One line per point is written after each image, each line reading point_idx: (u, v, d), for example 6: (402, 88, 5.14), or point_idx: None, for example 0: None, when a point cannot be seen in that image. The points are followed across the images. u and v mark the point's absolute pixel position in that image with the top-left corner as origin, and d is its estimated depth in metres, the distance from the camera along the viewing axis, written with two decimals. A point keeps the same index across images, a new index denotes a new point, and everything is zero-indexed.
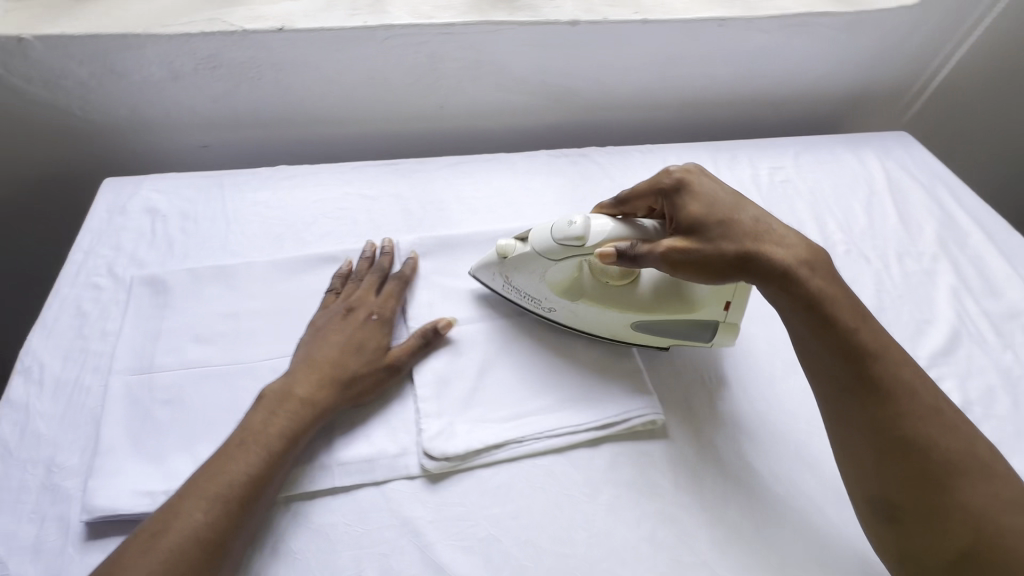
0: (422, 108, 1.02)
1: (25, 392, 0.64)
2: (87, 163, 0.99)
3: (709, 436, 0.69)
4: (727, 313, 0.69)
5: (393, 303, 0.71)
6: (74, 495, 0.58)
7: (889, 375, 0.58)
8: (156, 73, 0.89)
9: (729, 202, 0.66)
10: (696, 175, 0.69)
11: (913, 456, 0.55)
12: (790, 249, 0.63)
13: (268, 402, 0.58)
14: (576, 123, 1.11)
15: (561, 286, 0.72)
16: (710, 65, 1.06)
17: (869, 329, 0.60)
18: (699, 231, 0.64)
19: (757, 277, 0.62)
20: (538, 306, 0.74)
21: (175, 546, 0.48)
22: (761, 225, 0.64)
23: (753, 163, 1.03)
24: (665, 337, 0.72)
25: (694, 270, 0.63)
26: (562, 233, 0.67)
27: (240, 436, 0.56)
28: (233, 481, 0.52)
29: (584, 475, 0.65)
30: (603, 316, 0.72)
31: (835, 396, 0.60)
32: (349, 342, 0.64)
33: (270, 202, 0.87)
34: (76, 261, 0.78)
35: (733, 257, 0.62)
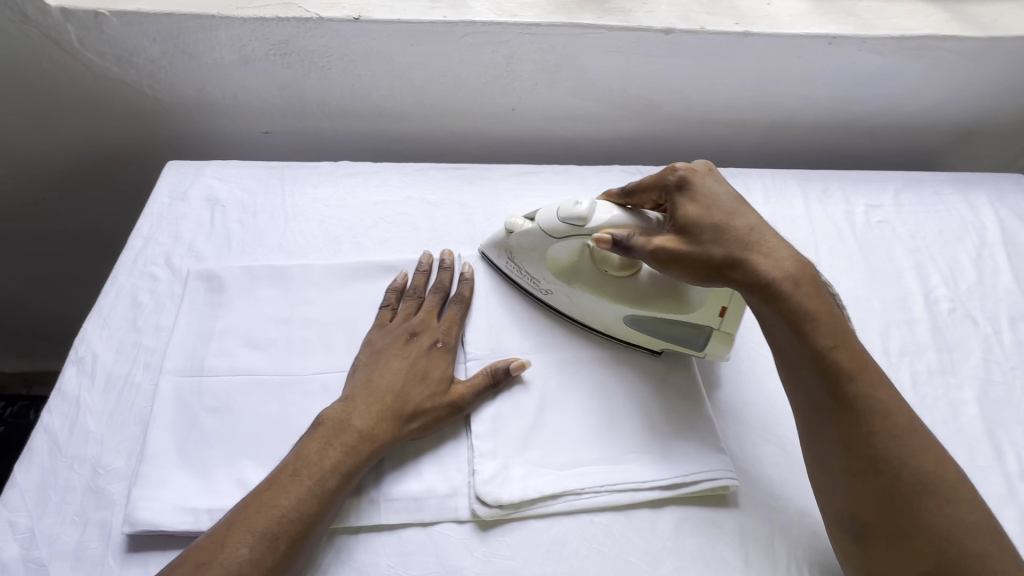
0: (492, 110, 0.96)
1: (77, 384, 0.63)
2: (152, 141, 0.98)
3: (784, 510, 0.62)
4: (722, 321, 0.66)
5: (457, 329, 0.68)
6: (117, 501, 0.56)
7: (863, 394, 0.54)
8: (227, 57, 0.86)
9: (726, 207, 0.63)
10: (701, 175, 0.65)
11: (882, 475, 0.52)
12: (778, 260, 0.59)
13: (325, 430, 0.57)
14: (653, 136, 1.03)
15: (559, 266, 0.70)
16: (810, 85, 0.97)
17: (849, 348, 0.56)
18: (689, 234, 0.61)
19: (740, 285, 0.59)
20: (537, 288, 0.73)
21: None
22: (753, 231, 0.60)
23: (847, 198, 0.94)
24: (656, 339, 0.69)
25: (681, 270, 0.61)
26: (567, 213, 0.65)
27: (293, 465, 0.54)
28: (284, 517, 0.50)
29: (644, 540, 0.59)
30: (596, 304, 0.69)
31: (808, 411, 0.57)
32: (411, 372, 0.62)
33: (330, 200, 0.84)
34: (135, 248, 0.76)
35: (720, 263, 0.60)
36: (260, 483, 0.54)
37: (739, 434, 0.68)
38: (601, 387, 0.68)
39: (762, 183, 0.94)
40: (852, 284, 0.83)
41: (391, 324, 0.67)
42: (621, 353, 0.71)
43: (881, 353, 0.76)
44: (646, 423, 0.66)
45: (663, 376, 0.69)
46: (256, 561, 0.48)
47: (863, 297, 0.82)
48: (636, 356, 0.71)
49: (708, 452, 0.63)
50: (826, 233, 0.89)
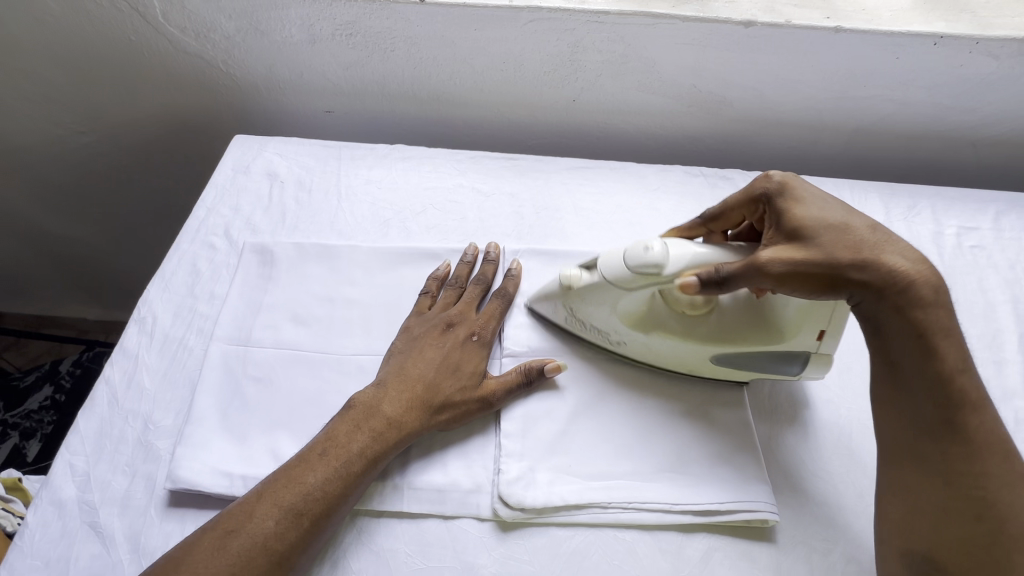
0: (551, 99, 0.93)
1: (138, 342, 0.68)
2: (223, 115, 1.03)
3: (828, 554, 0.57)
4: (820, 342, 0.61)
5: (494, 324, 0.67)
6: (163, 457, 0.60)
7: (982, 432, 0.50)
8: (296, 36, 0.88)
9: (841, 208, 0.56)
10: (800, 180, 0.60)
11: (985, 519, 0.48)
12: (913, 264, 0.52)
13: (356, 413, 0.57)
14: (719, 135, 0.97)
15: (633, 317, 0.63)
16: (906, 90, 0.87)
17: (972, 376, 0.51)
18: (806, 236, 0.54)
19: (868, 291, 0.52)
20: (604, 339, 0.66)
21: (245, 550, 0.48)
22: (880, 237, 0.53)
23: (937, 217, 0.84)
24: (747, 372, 0.64)
25: (801, 283, 0.53)
26: (637, 262, 0.57)
27: (322, 444, 0.55)
28: (310, 495, 0.52)
29: (670, 564, 0.56)
30: (684, 349, 0.63)
31: (909, 439, 0.51)
32: (443, 363, 0.62)
33: (382, 182, 0.84)
34: (198, 217, 0.80)
35: (846, 266, 0.52)
36: (291, 458, 0.56)
37: (784, 465, 0.63)
38: (639, 398, 0.65)
39: (838, 195, 0.87)
40: None
41: (430, 313, 0.67)
42: (664, 366, 0.67)
43: None
44: (683, 441, 0.62)
45: (706, 394, 0.65)
46: (280, 534, 0.50)
47: None
48: (680, 370, 0.67)
49: (749, 481, 0.59)
50: None
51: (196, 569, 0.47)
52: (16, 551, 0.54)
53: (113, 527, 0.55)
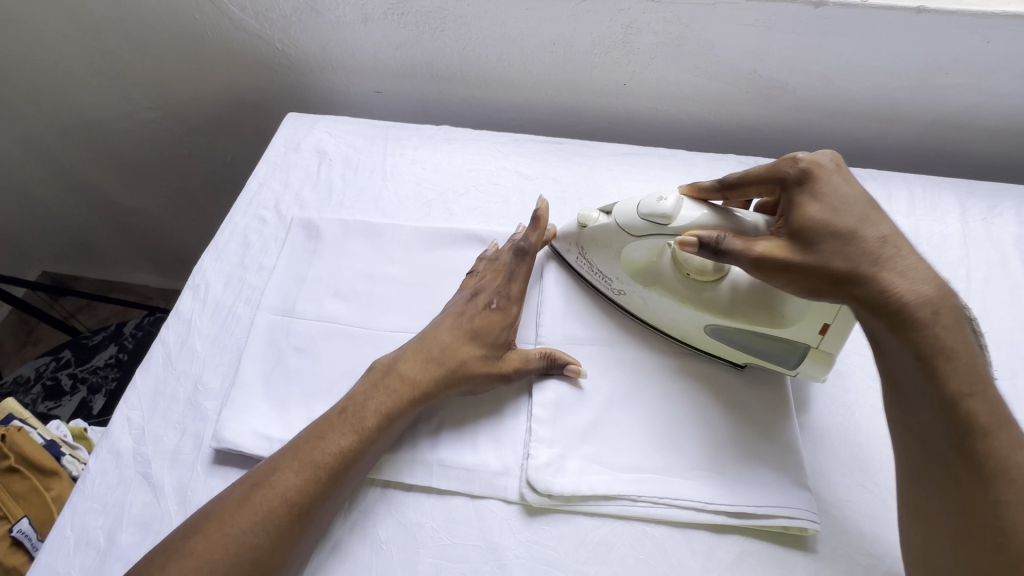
0: (601, 83, 0.91)
1: (191, 307, 0.71)
2: (278, 93, 1.06)
3: (873, 569, 0.54)
4: (824, 339, 0.58)
5: (518, 286, 0.65)
6: (210, 417, 0.63)
7: (1000, 457, 0.45)
8: (349, 15, 0.89)
9: (857, 212, 0.53)
10: (828, 171, 0.56)
11: (1006, 550, 0.43)
12: (914, 283, 0.49)
13: (375, 374, 0.60)
14: (778, 125, 0.92)
15: (635, 269, 0.65)
16: (997, 78, 0.79)
17: (987, 398, 0.46)
18: (806, 237, 0.52)
19: (859, 306, 0.50)
20: (607, 286, 0.68)
21: (268, 502, 0.51)
22: (886, 249, 0.50)
23: (1021, 219, 0.77)
24: (739, 352, 0.62)
25: (789, 283, 0.53)
26: (648, 209, 0.60)
27: (342, 406, 0.57)
28: (327, 451, 0.54)
29: (698, 563, 0.55)
30: (678, 312, 0.63)
31: (920, 460, 0.48)
32: (461, 329, 0.62)
33: (426, 163, 0.85)
34: (251, 191, 0.83)
35: (839, 276, 0.50)
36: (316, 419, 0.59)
37: (829, 473, 0.60)
38: (676, 393, 0.63)
39: (908, 191, 0.81)
40: (1009, 323, 0.69)
41: (463, 287, 0.68)
42: (704, 362, 0.65)
43: None
44: (721, 440, 0.60)
45: (748, 393, 0.63)
46: (299, 489, 0.52)
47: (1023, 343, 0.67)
48: (722, 367, 0.65)
49: (789, 487, 0.57)
50: (984, 259, 0.74)
51: (227, 520, 0.50)
52: (78, 493, 0.59)
53: (163, 480, 0.59)
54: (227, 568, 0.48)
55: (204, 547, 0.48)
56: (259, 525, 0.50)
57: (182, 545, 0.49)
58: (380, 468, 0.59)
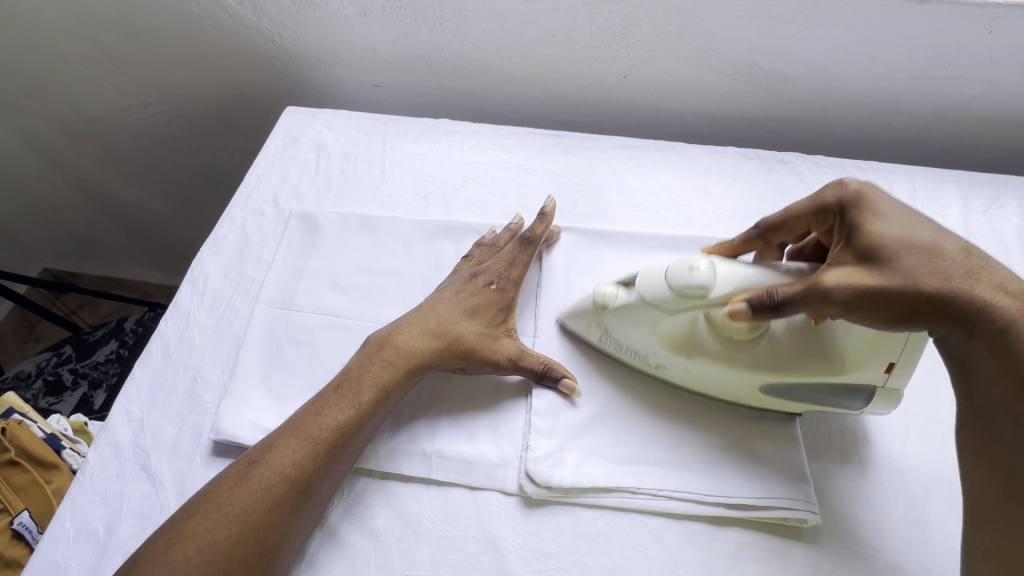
0: (600, 76, 0.90)
1: (190, 300, 0.71)
2: (277, 88, 1.06)
3: (872, 561, 0.54)
4: (890, 376, 0.56)
5: (518, 270, 0.66)
6: (209, 409, 0.63)
7: None
8: (348, 8, 0.89)
9: (927, 227, 0.51)
10: (878, 189, 0.54)
11: None
12: (1012, 297, 0.47)
13: (370, 348, 0.60)
14: (777, 117, 0.91)
15: (673, 342, 0.59)
16: (997, 70, 0.79)
17: None
18: (882, 259, 0.49)
19: (957, 326, 0.48)
20: (642, 362, 0.62)
21: (268, 478, 0.51)
22: (974, 261, 0.49)
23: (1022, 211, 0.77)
24: (798, 404, 0.59)
25: (873, 313, 0.49)
26: (680, 281, 0.54)
27: (337, 381, 0.58)
28: (326, 425, 0.54)
29: (697, 554, 0.54)
30: (727, 377, 0.58)
31: (1004, 496, 0.47)
32: (459, 306, 0.63)
33: (425, 156, 0.85)
34: (250, 184, 0.83)
35: (932, 297, 0.48)
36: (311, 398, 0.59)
37: (829, 465, 0.60)
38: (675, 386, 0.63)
39: (909, 183, 0.80)
40: None
41: (458, 271, 0.68)
42: None
43: None
44: (720, 433, 0.60)
45: None
46: (297, 463, 0.52)
47: None
48: None
49: (788, 479, 0.57)
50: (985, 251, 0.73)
51: (226, 504, 0.49)
52: (78, 484, 0.59)
53: (161, 472, 0.59)
54: (232, 547, 0.47)
55: (204, 527, 0.48)
56: (260, 501, 0.50)
57: (183, 527, 0.48)
58: (377, 459, 0.59)
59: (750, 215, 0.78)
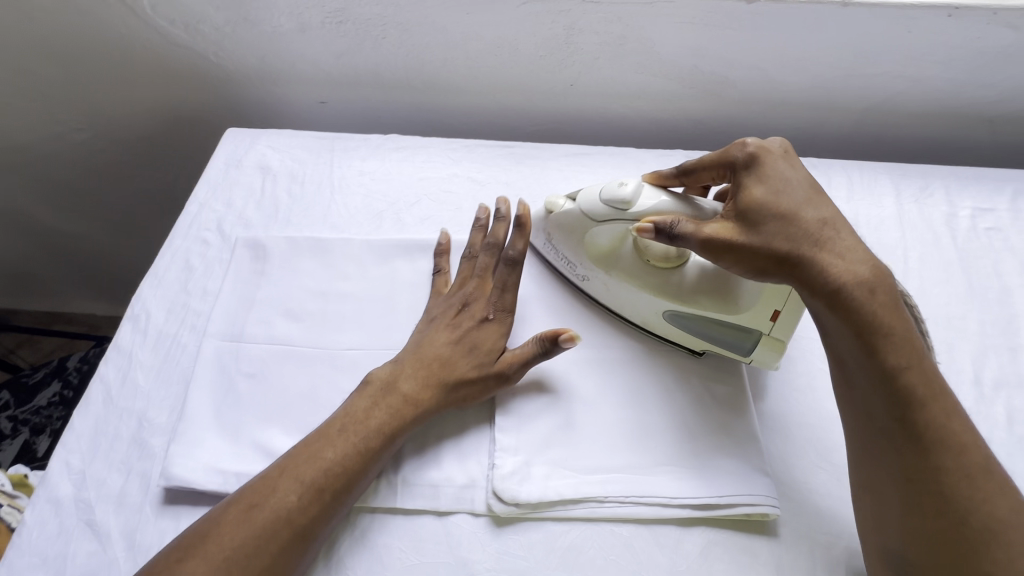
0: (547, 85, 0.91)
1: (131, 339, 0.67)
2: (217, 107, 1.02)
3: (832, 547, 0.56)
4: (774, 325, 0.61)
5: (510, 297, 0.66)
6: (158, 454, 0.60)
7: (937, 427, 0.48)
8: (286, 25, 0.86)
9: (802, 196, 0.56)
10: (774, 155, 0.59)
11: (946, 515, 0.46)
12: (851, 264, 0.52)
13: (374, 389, 0.59)
14: (722, 118, 0.94)
15: (599, 253, 0.68)
16: (918, 66, 0.84)
17: (923, 371, 0.49)
18: (751, 217, 0.55)
19: (801, 285, 0.53)
20: (572, 272, 0.70)
21: (270, 524, 0.50)
22: (827, 230, 0.53)
23: (950, 199, 0.81)
24: (696, 339, 0.64)
25: (736, 262, 0.55)
26: (609, 195, 0.64)
27: (341, 421, 0.56)
28: (330, 469, 0.53)
29: (667, 558, 0.55)
30: (636, 296, 0.66)
31: (866, 436, 0.50)
32: (459, 343, 0.62)
33: (375, 174, 0.83)
34: (191, 213, 0.79)
35: (781, 256, 0.53)
36: (310, 434, 0.57)
37: (786, 457, 0.61)
38: (635, 391, 0.64)
39: (847, 177, 0.84)
40: (944, 299, 0.72)
41: (445, 294, 0.68)
42: (659, 359, 0.66)
43: (971, 381, 0.65)
44: (683, 434, 0.61)
45: (706, 383, 0.64)
46: (303, 508, 0.51)
47: (957, 316, 0.71)
48: (679, 362, 0.66)
49: (749, 474, 0.58)
50: (919, 238, 0.77)
51: (220, 544, 0.48)
52: (13, 549, 0.55)
53: (108, 526, 0.56)
54: None
55: (202, 569, 0.47)
56: (262, 546, 0.49)
57: (181, 567, 0.47)
58: None
59: None
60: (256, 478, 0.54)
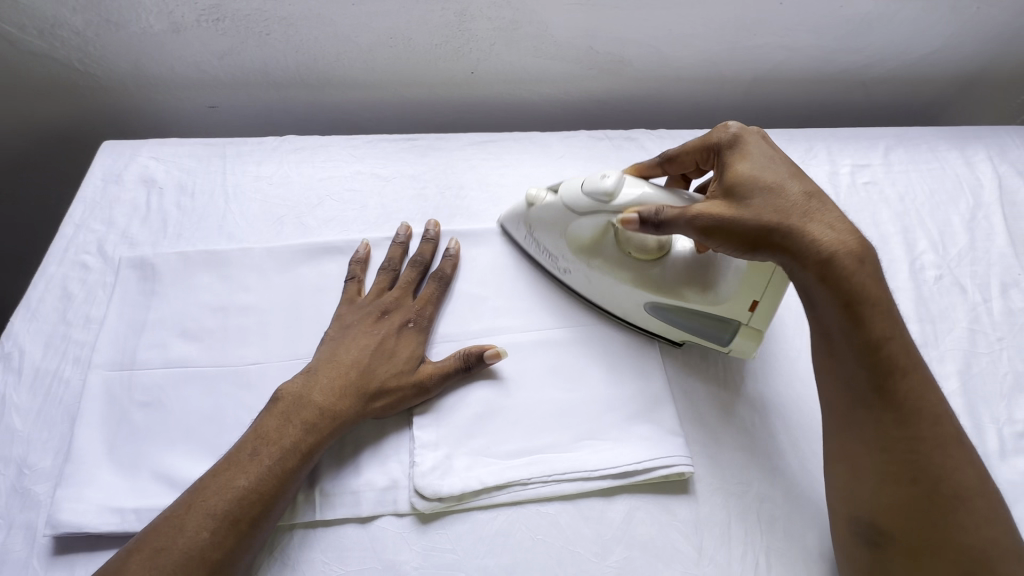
0: (447, 74, 0.89)
1: (3, 381, 0.61)
2: (95, 118, 0.93)
3: (744, 496, 0.59)
4: (753, 315, 0.61)
5: (432, 309, 0.66)
6: (43, 502, 0.55)
7: (914, 394, 0.51)
8: (157, 25, 0.80)
9: (785, 173, 0.57)
10: (756, 137, 0.61)
11: (920, 482, 0.49)
12: (841, 236, 0.53)
13: (285, 406, 0.56)
14: (623, 97, 0.96)
15: (581, 245, 0.67)
16: (794, 35, 0.89)
17: (903, 341, 0.52)
18: (737, 194, 0.56)
19: (789, 257, 0.54)
20: (554, 265, 0.70)
21: (180, 565, 0.47)
22: (813, 205, 0.55)
23: (832, 157, 0.87)
24: (678, 329, 0.65)
25: (726, 239, 0.56)
26: (592, 186, 0.62)
27: (252, 444, 0.53)
28: (243, 498, 0.50)
29: (593, 530, 0.56)
30: (617, 288, 0.66)
31: (847, 408, 0.53)
32: (377, 352, 0.61)
33: (273, 177, 0.79)
34: (66, 236, 0.72)
35: (770, 229, 0.54)
36: (217, 462, 0.54)
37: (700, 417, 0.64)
38: (553, 371, 0.64)
39: None
40: None
41: (360, 300, 0.65)
42: (575, 337, 0.67)
43: None
44: (600, 408, 0.62)
45: (620, 356, 0.66)
46: (216, 543, 0.48)
47: None
48: (594, 338, 0.67)
49: (663, 437, 0.60)
50: None
51: None
52: None
53: None
54: None
55: None
56: None
57: None
58: None
59: None
60: (156, 518, 0.51)
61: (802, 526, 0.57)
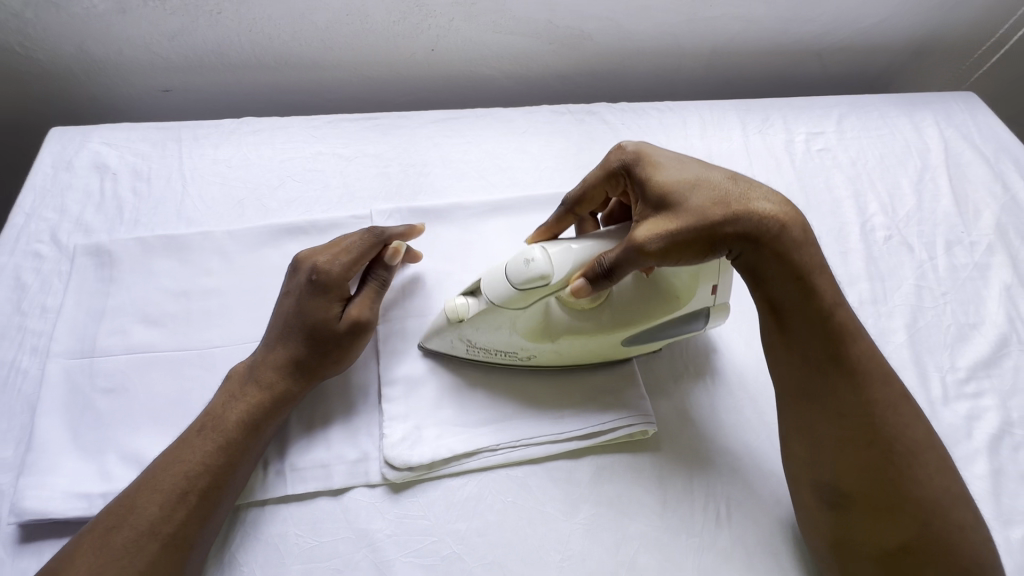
0: (406, 51, 0.88)
1: None
2: (42, 105, 0.90)
3: (705, 451, 0.61)
4: (717, 295, 0.60)
5: (347, 255, 0.60)
6: (6, 491, 0.54)
7: (864, 358, 0.54)
8: (101, 5, 0.77)
9: (699, 166, 0.57)
10: (654, 148, 0.59)
11: (877, 445, 0.52)
12: (778, 209, 0.54)
13: (232, 383, 0.57)
14: (585, 72, 0.97)
15: (532, 334, 0.59)
16: (748, 7, 0.90)
17: (845, 308, 0.55)
18: (672, 203, 0.54)
19: (748, 243, 0.53)
20: (511, 357, 0.62)
21: (132, 540, 0.47)
22: (743, 188, 0.55)
23: (788, 126, 0.89)
24: (659, 339, 0.63)
25: (682, 252, 0.53)
26: (521, 277, 0.54)
27: (202, 422, 0.54)
28: (191, 473, 0.51)
29: (562, 490, 0.58)
30: (594, 344, 0.60)
31: (803, 379, 0.55)
32: (292, 315, 0.58)
33: (232, 160, 0.78)
34: (15, 225, 0.70)
35: (720, 225, 0.52)
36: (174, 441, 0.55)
37: (664, 378, 0.66)
38: None
39: (700, 116, 0.89)
40: None
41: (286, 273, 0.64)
42: None
43: None
44: (566, 374, 0.64)
45: None
46: (167, 517, 0.49)
47: None
48: None
49: (628, 398, 0.62)
50: (764, 165, 0.85)
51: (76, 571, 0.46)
52: None
53: None
54: None
55: None
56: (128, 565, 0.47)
57: None
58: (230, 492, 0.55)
59: (570, 167, 0.82)
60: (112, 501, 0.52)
61: (760, 474, 0.60)
